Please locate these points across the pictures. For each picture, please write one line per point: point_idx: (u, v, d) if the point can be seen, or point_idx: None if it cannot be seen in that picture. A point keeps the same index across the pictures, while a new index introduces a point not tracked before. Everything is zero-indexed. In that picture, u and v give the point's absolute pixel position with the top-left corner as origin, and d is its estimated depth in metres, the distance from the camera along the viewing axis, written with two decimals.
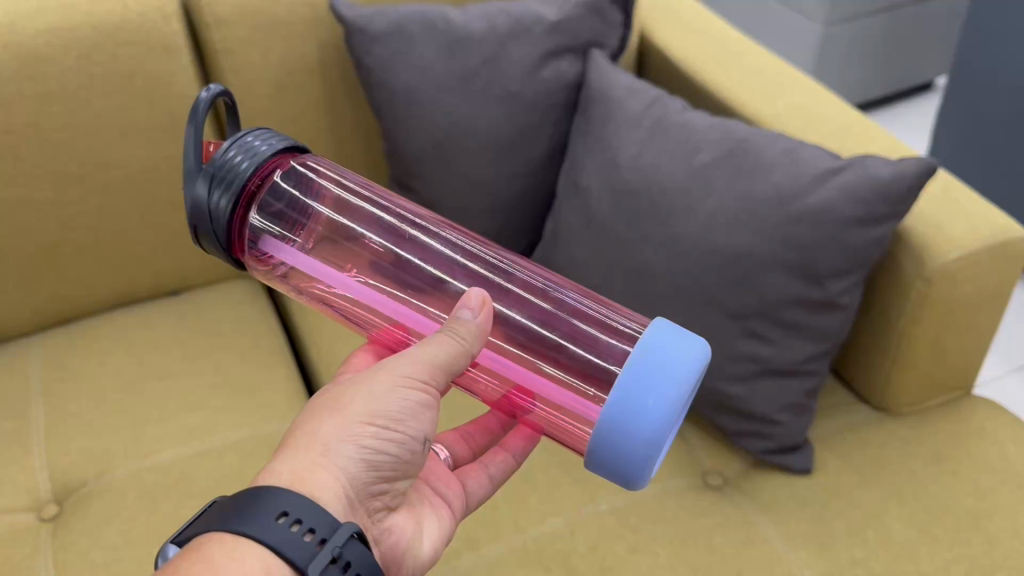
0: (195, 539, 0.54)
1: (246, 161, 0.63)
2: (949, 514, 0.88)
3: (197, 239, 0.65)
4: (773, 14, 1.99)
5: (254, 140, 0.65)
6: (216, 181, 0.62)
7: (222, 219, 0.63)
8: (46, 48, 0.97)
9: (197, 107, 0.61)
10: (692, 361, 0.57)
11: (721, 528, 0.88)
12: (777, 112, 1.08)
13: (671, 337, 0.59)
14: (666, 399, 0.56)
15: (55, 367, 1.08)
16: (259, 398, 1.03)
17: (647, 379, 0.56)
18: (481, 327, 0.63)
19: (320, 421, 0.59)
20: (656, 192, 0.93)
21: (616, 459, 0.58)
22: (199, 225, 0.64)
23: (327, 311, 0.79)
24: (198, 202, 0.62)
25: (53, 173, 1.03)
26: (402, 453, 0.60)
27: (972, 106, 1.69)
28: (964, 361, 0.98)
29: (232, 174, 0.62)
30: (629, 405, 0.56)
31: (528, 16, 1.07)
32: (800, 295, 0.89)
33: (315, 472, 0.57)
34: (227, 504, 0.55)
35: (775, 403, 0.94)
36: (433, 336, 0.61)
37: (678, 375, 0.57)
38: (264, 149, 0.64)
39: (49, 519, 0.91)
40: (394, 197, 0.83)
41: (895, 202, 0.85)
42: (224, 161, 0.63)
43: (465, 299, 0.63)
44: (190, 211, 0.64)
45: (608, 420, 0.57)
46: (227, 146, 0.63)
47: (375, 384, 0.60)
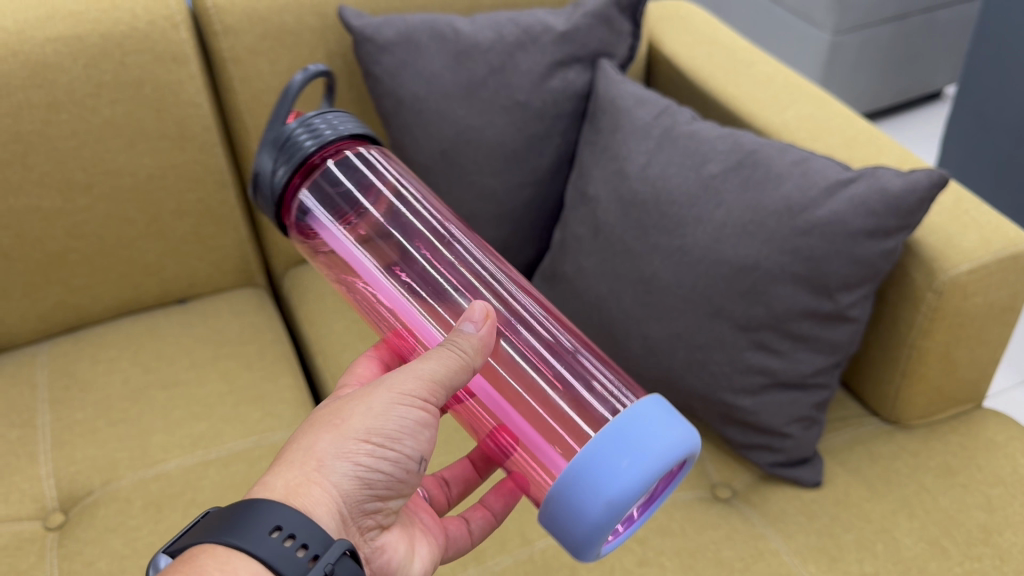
0: (187, 551, 0.53)
1: (311, 141, 0.66)
2: (960, 528, 0.87)
3: (254, 193, 0.70)
4: (781, 23, 1.99)
5: (323, 122, 0.67)
6: (280, 152, 0.66)
7: (277, 188, 0.67)
8: (54, 57, 0.97)
9: (288, 86, 0.67)
10: (673, 444, 0.56)
11: (729, 541, 0.88)
12: (786, 122, 1.08)
13: (661, 415, 0.58)
14: (639, 467, 0.54)
15: (62, 375, 1.08)
16: (266, 407, 1.03)
17: (624, 442, 0.55)
18: (483, 343, 0.62)
19: (316, 436, 0.58)
20: (664, 202, 0.92)
21: (573, 518, 0.55)
22: (260, 186, 0.68)
23: (355, 303, 0.78)
24: (262, 168, 0.68)
25: (60, 181, 1.03)
26: (397, 472, 0.59)
27: (981, 115, 1.68)
28: (975, 374, 0.97)
29: (293, 151, 0.66)
30: (601, 461, 0.55)
31: (536, 26, 1.07)
32: (810, 307, 0.88)
33: (309, 488, 0.56)
34: (220, 517, 0.54)
35: (785, 416, 0.93)
36: (435, 350, 0.60)
37: (657, 447, 0.55)
38: (327, 134, 0.66)
39: (54, 527, 0.91)
40: (445, 210, 0.81)
41: (906, 214, 0.84)
42: (291, 136, 0.67)
43: (469, 313, 0.62)
44: (257, 171, 0.68)
45: (574, 472, 0.55)
46: (302, 122, 0.67)
47: (374, 399, 0.59)
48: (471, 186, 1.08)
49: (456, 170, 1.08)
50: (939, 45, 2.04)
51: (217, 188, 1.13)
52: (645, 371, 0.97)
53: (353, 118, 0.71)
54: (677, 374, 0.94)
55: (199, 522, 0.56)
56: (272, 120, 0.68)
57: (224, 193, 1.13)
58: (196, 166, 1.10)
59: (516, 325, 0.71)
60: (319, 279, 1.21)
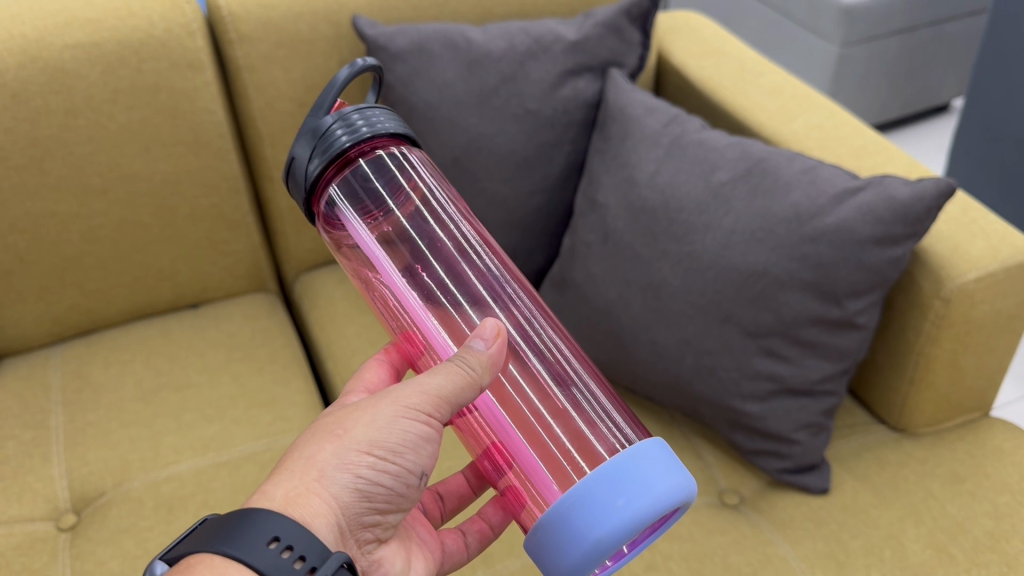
0: (185, 560, 0.54)
1: (347, 136, 0.64)
2: (968, 535, 0.87)
3: (287, 180, 0.68)
4: (789, 35, 2.00)
5: (362, 118, 0.65)
6: (316, 144, 0.65)
7: (309, 180, 0.65)
8: (72, 63, 0.98)
9: (337, 75, 0.64)
10: (671, 490, 0.56)
11: (736, 547, 0.88)
12: (794, 132, 1.09)
13: (662, 459, 0.58)
14: (634, 509, 0.54)
15: (75, 377, 1.09)
16: (277, 410, 1.04)
17: (622, 481, 0.55)
18: (493, 359, 0.61)
19: (318, 445, 0.59)
20: (673, 210, 0.93)
21: (561, 547, 0.56)
22: (293, 175, 0.67)
23: (374, 304, 0.77)
24: (298, 157, 0.66)
25: (77, 186, 1.04)
26: (397, 486, 0.60)
27: (989, 127, 1.69)
28: (982, 382, 0.98)
29: (328, 144, 0.64)
30: (597, 497, 0.55)
31: (547, 36, 1.09)
32: (819, 314, 0.89)
33: (309, 498, 0.57)
34: (219, 525, 0.55)
35: (793, 422, 0.93)
36: (443, 364, 0.60)
37: (655, 491, 0.55)
38: (363, 131, 0.64)
39: (67, 528, 0.92)
40: (471, 222, 0.79)
41: (913, 222, 0.85)
42: (329, 130, 0.65)
43: (480, 329, 0.61)
44: (292, 159, 0.67)
45: (570, 501, 0.56)
46: (344, 113, 0.66)
47: (377, 412, 0.59)
48: (481, 193, 1.09)
49: (467, 178, 1.08)
50: (946, 58, 2.05)
51: (231, 195, 1.14)
52: (654, 376, 0.97)
53: (395, 116, 0.69)
54: (685, 380, 0.95)
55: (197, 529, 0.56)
56: (315, 107, 0.66)
57: (237, 199, 1.15)
58: (210, 172, 1.11)
59: (525, 348, 0.69)
60: (330, 285, 1.22)
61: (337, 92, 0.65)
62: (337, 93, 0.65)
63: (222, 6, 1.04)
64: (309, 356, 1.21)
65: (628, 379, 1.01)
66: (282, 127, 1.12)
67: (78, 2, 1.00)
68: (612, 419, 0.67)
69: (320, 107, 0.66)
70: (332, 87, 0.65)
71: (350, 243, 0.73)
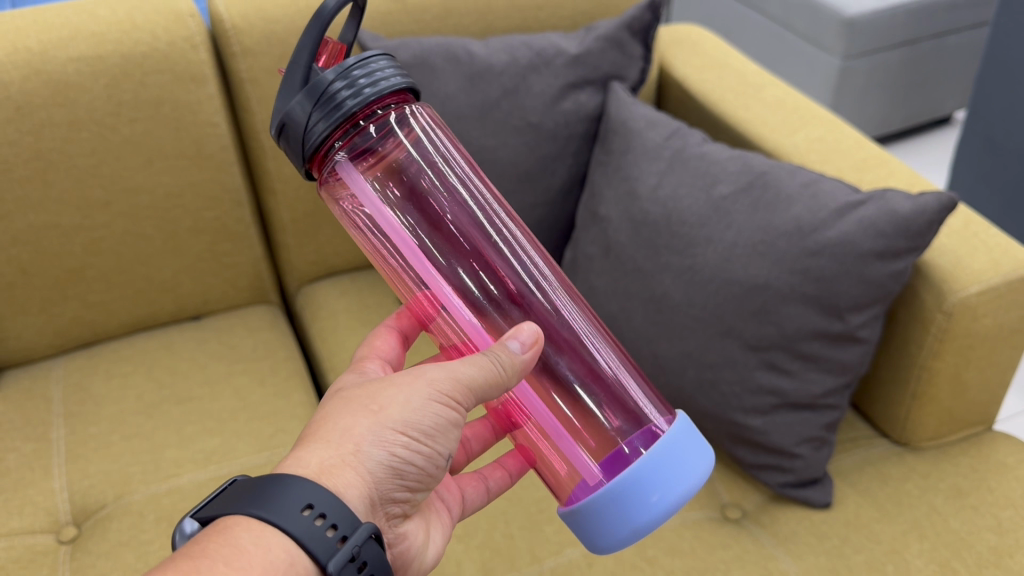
0: (219, 520, 0.52)
1: (354, 95, 0.54)
2: (970, 550, 0.87)
3: (277, 137, 0.58)
4: (791, 47, 2.01)
5: (367, 71, 0.55)
6: (317, 103, 0.55)
7: (312, 145, 0.55)
8: (76, 77, 0.99)
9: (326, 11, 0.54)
10: (697, 475, 0.60)
11: (739, 561, 0.88)
12: (796, 145, 1.09)
13: (687, 443, 0.61)
14: (667, 500, 0.58)
15: (77, 390, 1.09)
16: (278, 423, 1.04)
17: (656, 477, 0.58)
18: (526, 362, 0.59)
19: (353, 416, 0.57)
20: (675, 223, 0.94)
21: (597, 530, 0.60)
22: (288, 136, 0.57)
23: (370, 252, 0.70)
24: (292, 117, 0.55)
25: (80, 198, 1.05)
26: (426, 465, 0.59)
27: (992, 139, 1.69)
28: (985, 396, 0.97)
29: (330, 104, 0.54)
30: (634, 494, 0.58)
31: (548, 50, 1.09)
32: (820, 328, 0.89)
33: (345, 470, 0.55)
34: (253, 487, 0.54)
35: (795, 436, 0.93)
36: (480, 355, 0.58)
37: (684, 481, 0.59)
38: (368, 90, 0.55)
39: (67, 541, 0.92)
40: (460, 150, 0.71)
41: (915, 236, 0.84)
42: (330, 87, 0.55)
43: (516, 330, 0.59)
44: (283, 118, 0.56)
45: (609, 495, 0.59)
46: (340, 64, 0.55)
47: (414, 392, 0.58)
48: None
49: None
50: (949, 70, 2.05)
51: (233, 207, 1.14)
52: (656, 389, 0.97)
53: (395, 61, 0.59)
54: (687, 394, 0.94)
55: (229, 490, 0.55)
56: (301, 50, 0.55)
57: (240, 211, 1.15)
58: (213, 185, 1.11)
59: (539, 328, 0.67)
60: (331, 297, 1.22)
61: (325, 26, 0.54)
62: (325, 27, 0.54)
63: (225, 20, 1.05)
64: (310, 369, 1.21)
65: None
66: None
67: (83, 16, 1.00)
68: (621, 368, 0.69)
69: (308, 50, 0.55)
70: (321, 18, 0.54)
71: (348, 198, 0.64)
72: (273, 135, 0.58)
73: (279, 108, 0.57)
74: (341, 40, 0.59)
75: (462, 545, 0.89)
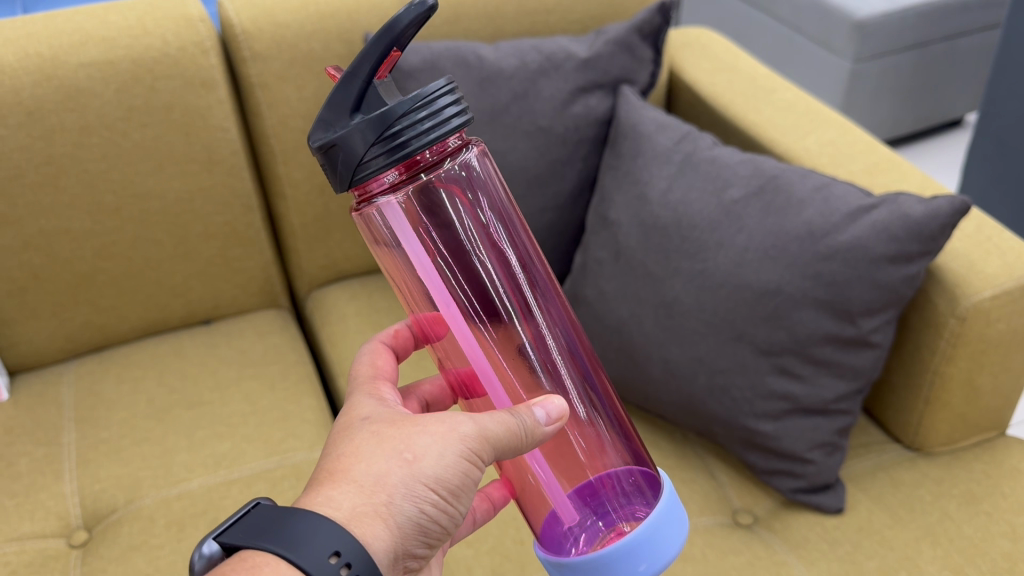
0: (247, 554, 0.52)
1: (422, 135, 0.53)
2: (984, 557, 0.86)
3: (322, 152, 0.55)
4: (801, 51, 2.00)
5: (434, 105, 0.53)
6: (381, 136, 0.53)
7: (368, 176, 0.54)
8: (87, 82, 0.99)
9: (398, 27, 0.52)
10: (676, 546, 0.62)
11: (750, 567, 0.87)
12: (807, 149, 1.08)
13: (674, 518, 0.63)
14: (649, 570, 0.60)
15: (88, 394, 1.09)
16: (288, 427, 1.04)
17: (650, 549, 0.60)
18: (547, 432, 0.59)
19: (386, 461, 0.56)
20: (685, 227, 0.93)
21: None
22: (337, 159, 0.55)
23: (386, 263, 0.66)
24: (348, 145, 0.53)
25: (91, 203, 1.05)
26: (445, 522, 0.59)
27: (1004, 141, 1.67)
28: (999, 402, 0.96)
29: (394, 143, 0.53)
30: (622, 559, 0.60)
31: (559, 54, 1.09)
32: (832, 332, 0.88)
33: (376, 522, 0.54)
34: (281, 523, 0.53)
35: (808, 441, 0.92)
36: (509, 417, 0.58)
37: (667, 553, 0.61)
38: (432, 134, 0.53)
39: (79, 545, 0.92)
40: (499, 175, 0.67)
41: (928, 240, 0.84)
42: (397, 121, 0.53)
43: (545, 400, 0.59)
44: (334, 140, 0.54)
45: (601, 558, 0.60)
46: (406, 95, 0.53)
47: (448, 447, 0.56)
48: None
49: None
50: (960, 72, 2.04)
51: (244, 212, 1.14)
52: (666, 395, 0.97)
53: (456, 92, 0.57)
54: (698, 399, 0.94)
55: (253, 515, 0.55)
56: (363, 62, 0.53)
57: (250, 216, 1.15)
58: (224, 190, 1.11)
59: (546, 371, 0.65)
60: (340, 301, 1.21)
61: (393, 41, 0.53)
62: (393, 43, 0.53)
63: (235, 25, 1.05)
64: (320, 373, 1.21)
65: (641, 396, 1.01)
66: (295, 145, 1.12)
67: (93, 22, 1.01)
68: (615, 417, 0.68)
69: (370, 67, 0.53)
70: (392, 32, 0.53)
71: (378, 216, 0.60)
72: (312, 147, 0.56)
73: (330, 126, 0.54)
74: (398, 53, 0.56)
75: (472, 550, 0.89)
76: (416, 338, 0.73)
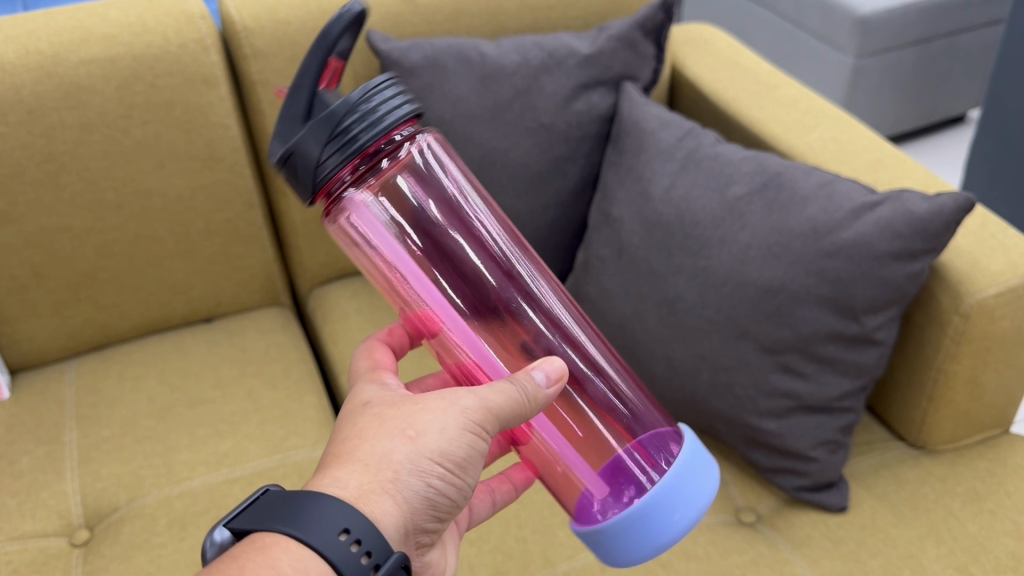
0: (255, 537, 0.51)
1: (367, 126, 0.54)
2: (988, 555, 0.86)
3: (282, 168, 0.57)
4: (803, 47, 2.00)
5: (378, 97, 0.55)
6: (329, 134, 0.54)
7: (325, 178, 0.55)
8: (87, 79, 0.99)
9: (329, 32, 0.55)
10: (708, 491, 0.64)
11: (754, 566, 0.87)
12: (810, 146, 1.08)
13: (699, 464, 0.65)
14: (685, 518, 0.62)
15: (89, 392, 1.09)
16: (290, 425, 1.03)
17: (689, 496, 0.62)
18: (549, 396, 0.59)
19: (390, 440, 0.56)
20: (689, 224, 0.93)
21: (622, 547, 0.63)
22: (295, 169, 0.56)
23: (367, 269, 0.67)
24: (301, 150, 0.55)
25: (91, 201, 1.05)
26: (455, 494, 0.58)
27: (1007, 137, 1.67)
28: (1003, 399, 0.96)
29: (344, 139, 0.54)
30: (658, 513, 0.61)
31: (561, 50, 1.08)
32: (835, 330, 0.88)
33: (383, 498, 0.54)
34: (287, 504, 0.53)
35: (811, 439, 0.92)
36: (508, 386, 0.57)
37: (700, 498, 0.63)
38: (380, 124, 0.54)
39: (80, 543, 0.92)
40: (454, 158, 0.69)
41: (932, 237, 0.83)
42: (342, 117, 0.54)
43: (542, 362, 0.59)
44: (289, 151, 0.55)
45: (636, 517, 0.61)
46: (348, 94, 0.54)
47: (449, 421, 0.56)
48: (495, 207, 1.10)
49: None
50: (962, 69, 2.03)
51: (245, 210, 1.14)
52: (669, 392, 0.96)
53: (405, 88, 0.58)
54: (701, 396, 0.94)
55: (261, 500, 0.54)
56: (306, 73, 0.56)
57: (252, 214, 1.14)
58: (225, 187, 1.11)
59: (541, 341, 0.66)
60: (342, 299, 1.21)
61: (329, 48, 0.56)
62: (329, 50, 0.56)
63: (237, 22, 1.05)
64: (321, 370, 1.21)
65: None
66: None
67: (94, 19, 1.01)
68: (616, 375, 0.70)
69: (314, 75, 0.56)
70: (326, 40, 0.56)
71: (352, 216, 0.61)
72: (274, 166, 0.58)
73: (286, 140, 0.57)
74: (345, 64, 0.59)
75: (475, 549, 0.89)
76: (410, 336, 0.73)
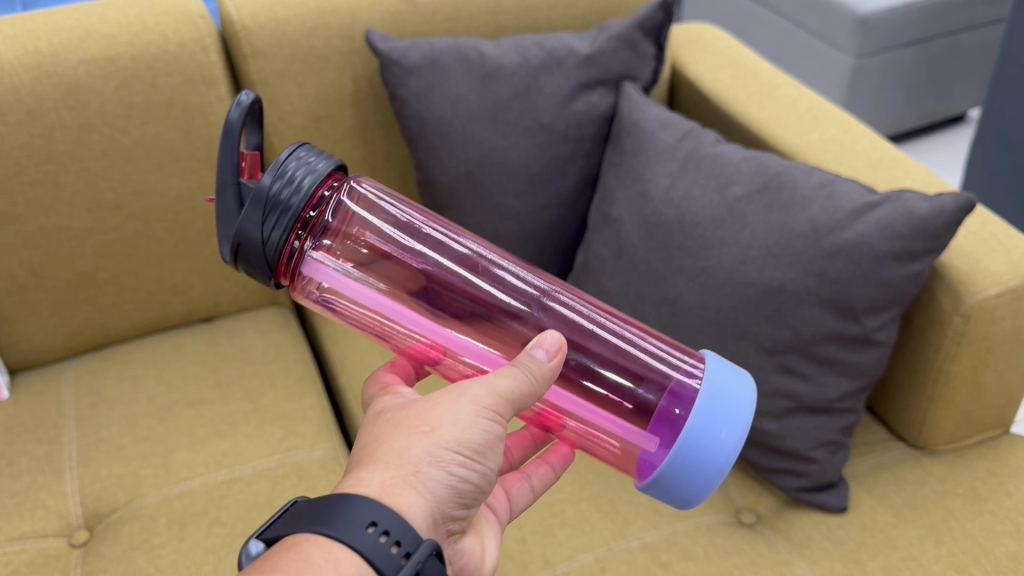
0: (286, 538, 0.52)
1: (294, 191, 0.57)
2: (988, 555, 0.86)
3: (234, 259, 0.59)
4: (803, 46, 1.99)
5: (296, 165, 0.59)
6: (265, 210, 0.57)
7: (277, 247, 0.58)
8: (86, 79, 0.99)
9: (231, 125, 0.58)
10: (745, 398, 0.63)
11: (753, 567, 0.87)
12: (810, 145, 1.07)
13: (727, 376, 0.64)
14: (734, 434, 0.62)
15: (89, 392, 1.09)
16: (289, 426, 1.03)
17: (728, 411, 0.62)
18: (554, 370, 0.60)
19: (407, 438, 0.56)
20: (689, 225, 0.93)
21: (686, 485, 0.62)
22: (246, 253, 0.58)
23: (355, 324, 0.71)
24: (246, 234, 0.57)
25: (91, 201, 1.05)
26: (482, 482, 0.58)
27: (1007, 137, 1.67)
28: (1003, 400, 0.96)
29: (278, 210, 0.57)
30: (704, 437, 0.61)
31: (560, 50, 1.08)
32: (835, 330, 0.88)
33: (407, 491, 0.54)
34: (314, 508, 0.53)
35: (810, 439, 0.92)
36: (512, 369, 0.58)
37: (740, 409, 0.63)
38: (307, 183, 0.58)
39: (79, 544, 0.91)
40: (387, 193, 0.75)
41: (932, 237, 0.83)
42: (271, 192, 0.57)
43: (539, 337, 0.60)
44: (235, 239, 0.58)
45: (684, 448, 0.61)
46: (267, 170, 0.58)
47: (461, 409, 0.56)
48: (495, 207, 1.10)
49: (480, 191, 1.09)
50: (962, 68, 2.03)
51: None
52: None
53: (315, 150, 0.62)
54: None
55: (291, 510, 0.55)
56: (224, 170, 0.59)
57: None
58: None
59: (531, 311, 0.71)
60: None
61: (235, 139, 0.59)
62: (236, 141, 0.59)
63: (236, 22, 1.05)
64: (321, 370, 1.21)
65: None
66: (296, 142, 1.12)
67: (93, 18, 1.00)
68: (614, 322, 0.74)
69: (231, 169, 0.59)
70: (231, 133, 0.59)
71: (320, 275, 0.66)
72: (227, 262, 0.60)
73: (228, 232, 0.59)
74: (252, 157, 0.62)
75: None
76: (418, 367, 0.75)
